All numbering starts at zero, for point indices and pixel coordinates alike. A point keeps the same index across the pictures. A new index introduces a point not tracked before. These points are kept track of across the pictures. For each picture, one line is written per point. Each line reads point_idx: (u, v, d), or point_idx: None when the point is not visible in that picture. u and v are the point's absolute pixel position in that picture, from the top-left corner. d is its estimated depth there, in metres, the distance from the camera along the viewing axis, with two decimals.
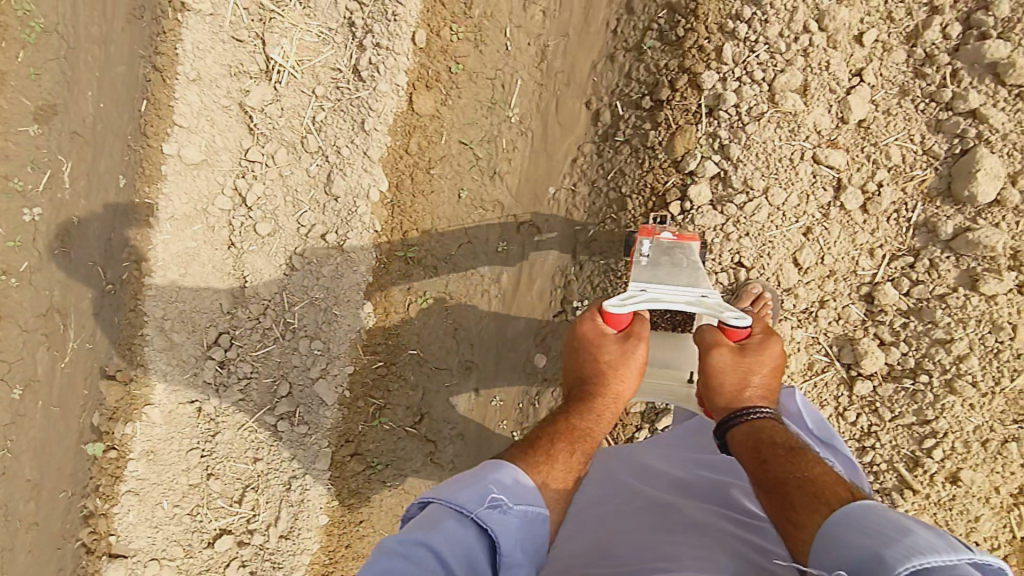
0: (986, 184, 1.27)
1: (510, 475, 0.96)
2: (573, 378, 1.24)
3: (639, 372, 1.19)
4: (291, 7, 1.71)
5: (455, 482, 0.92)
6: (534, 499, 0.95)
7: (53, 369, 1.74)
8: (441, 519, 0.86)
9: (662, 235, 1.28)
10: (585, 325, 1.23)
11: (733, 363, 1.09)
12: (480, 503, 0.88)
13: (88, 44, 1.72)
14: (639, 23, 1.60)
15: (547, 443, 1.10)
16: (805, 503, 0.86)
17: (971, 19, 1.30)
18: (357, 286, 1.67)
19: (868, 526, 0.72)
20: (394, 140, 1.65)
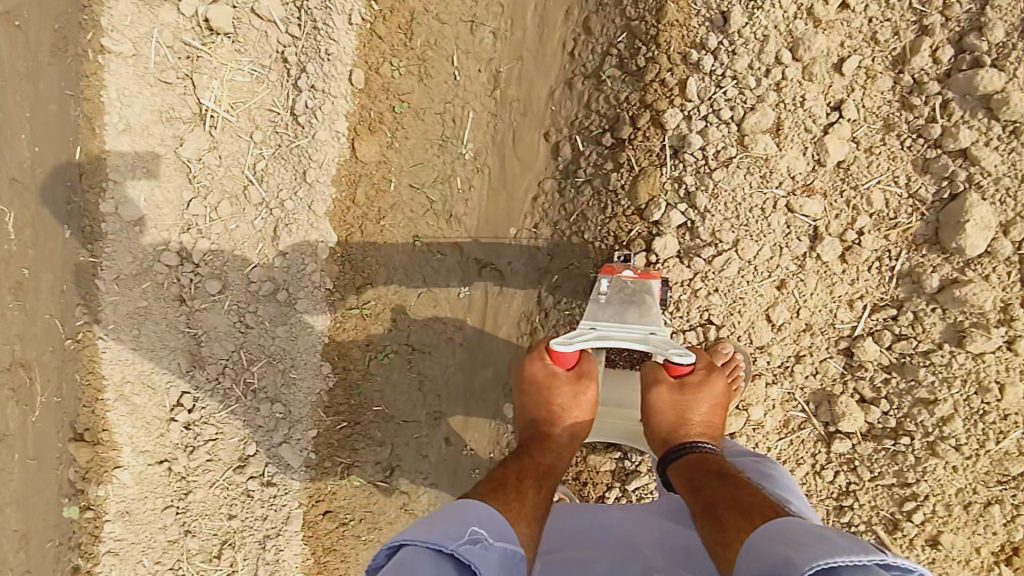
0: (974, 236, 1.18)
1: (479, 514, 0.86)
2: (525, 421, 1.14)
3: (590, 411, 1.14)
4: (217, 43, 1.61)
5: (424, 524, 0.80)
6: (511, 534, 0.87)
7: (25, 425, 1.66)
8: (417, 562, 0.73)
9: (623, 274, 1.16)
10: (533, 367, 1.13)
11: (668, 400, 1.07)
12: (459, 538, 0.78)
13: (17, 81, 1.57)
14: (598, 47, 1.44)
15: (516, 482, 0.99)
16: (732, 521, 0.84)
17: (963, 42, 1.19)
18: (313, 347, 1.60)
19: (785, 537, 0.73)
20: (339, 192, 1.55)
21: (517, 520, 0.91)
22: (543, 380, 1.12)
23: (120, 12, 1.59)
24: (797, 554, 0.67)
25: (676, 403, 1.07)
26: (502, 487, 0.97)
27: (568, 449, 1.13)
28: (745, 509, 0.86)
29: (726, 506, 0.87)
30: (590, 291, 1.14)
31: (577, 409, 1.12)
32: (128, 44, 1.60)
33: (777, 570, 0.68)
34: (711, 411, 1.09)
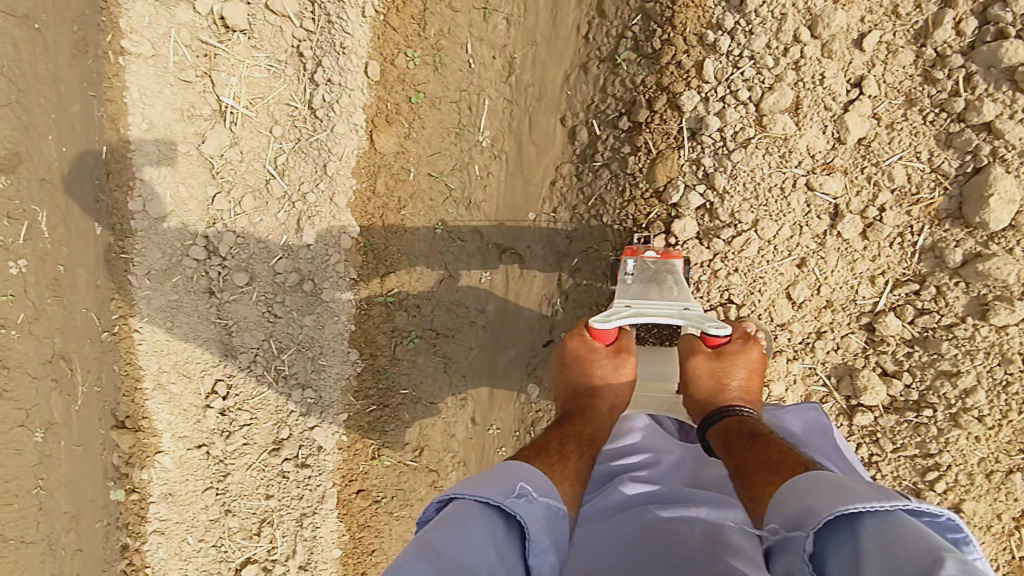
0: (999, 210, 1.17)
1: (524, 471, 0.91)
2: (567, 395, 1.18)
3: (629, 387, 1.17)
4: (234, 41, 1.63)
5: (475, 480, 0.85)
6: (554, 491, 0.91)
7: (69, 412, 1.73)
8: (467, 513, 0.78)
9: (645, 254, 1.20)
10: (573, 343, 1.19)
11: (708, 367, 1.11)
12: (507, 493, 0.82)
13: (38, 85, 1.59)
14: (612, 29, 1.43)
15: (558, 445, 1.02)
16: (762, 478, 0.85)
17: (988, 13, 1.17)
18: (340, 336, 1.65)
19: (809, 488, 0.75)
20: (359, 183, 1.58)
21: (559, 480, 0.94)
22: (583, 355, 1.17)
23: (138, 13, 1.61)
24: (818, 503, 0.69)
25: (712, 369, 1.11)
26: (544, 451, 1.00)
27: (609, 421, 1.14)
28: (774, 462, 0.87)
29: (755, 467, 0.88)
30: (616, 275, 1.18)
31: (616, 382, 1.15)
32: (147, 45, 1.62)
33: (801, 520, 0.70)
34: (748, 376, 1.12)
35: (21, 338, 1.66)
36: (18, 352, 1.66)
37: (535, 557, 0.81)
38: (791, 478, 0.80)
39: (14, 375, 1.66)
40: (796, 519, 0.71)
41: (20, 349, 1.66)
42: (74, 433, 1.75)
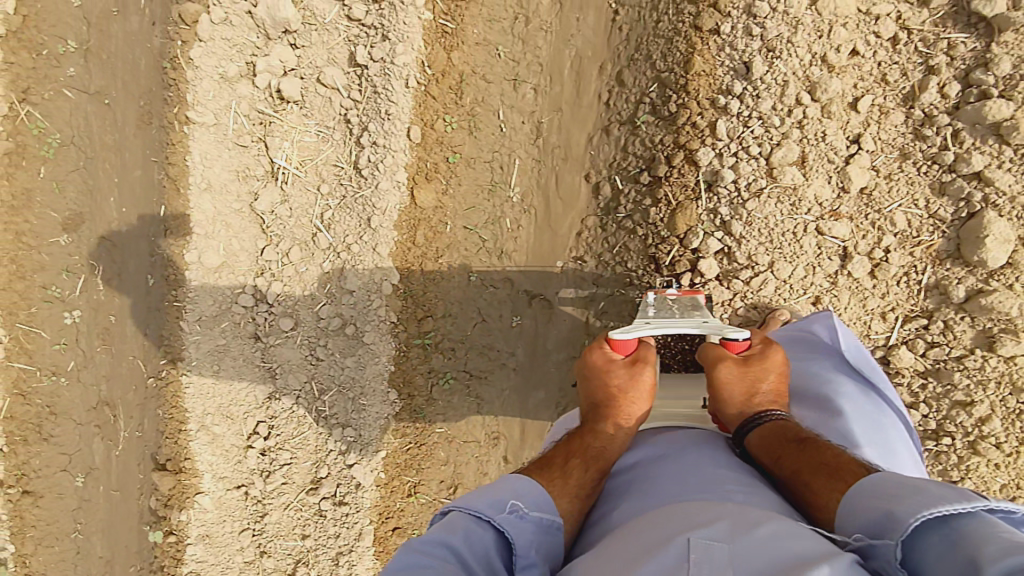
0: (995, 249, 1.25)
1: (522, 485, 0.99)
2: (587, 406, 1.22)
3: (649, 394, 1.18)
4: (288, 110, 1.79)
5: (473, 494, 0.96)
6: (550, 505, 0.98)
7: (109, 457, 1.89)
8: (461, 522, 0.90)
9: (668, 292, 1.26)
10: (594, 355, 1.22)
11: (737, 373, 1.15)
12: (497, 509, 0.92)
13: (104, 153, 1.84)
14: (631, 96, 1.59)
15: (562, 462, 1.07)
16: (824, 485, 0.93)
17: (969, 77, 1.30)
18: (380, 376, 1.74)
19: (883, 491, 0.82)
20: (401, 234, 1.70)
21: (557, 497, 1.01)
22: (601, 366, 1.20)
23: (203, 88, 1.81)
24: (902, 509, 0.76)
25: (741, 374, 1.15)
26: (548, 465, 1.08)
27: (626, 432, 1.14)
28: (832, 470, 0.94)
29: (812, 473, 0.96)
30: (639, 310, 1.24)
31: (635, 389, 1.16)
32: (210, 115, 1.81)
33: (882, 523, 0.78)
34: (777, 378, 1.16)
35: (70, 385, 1.87)
36: (64, 400, 1.87)
37: (522, 568, 0.89)
38: (857, 482, 0.88)
39: (61, 421, 1.87)
40: (876, 522, 0.79)
41: (67, 396, 1.87)
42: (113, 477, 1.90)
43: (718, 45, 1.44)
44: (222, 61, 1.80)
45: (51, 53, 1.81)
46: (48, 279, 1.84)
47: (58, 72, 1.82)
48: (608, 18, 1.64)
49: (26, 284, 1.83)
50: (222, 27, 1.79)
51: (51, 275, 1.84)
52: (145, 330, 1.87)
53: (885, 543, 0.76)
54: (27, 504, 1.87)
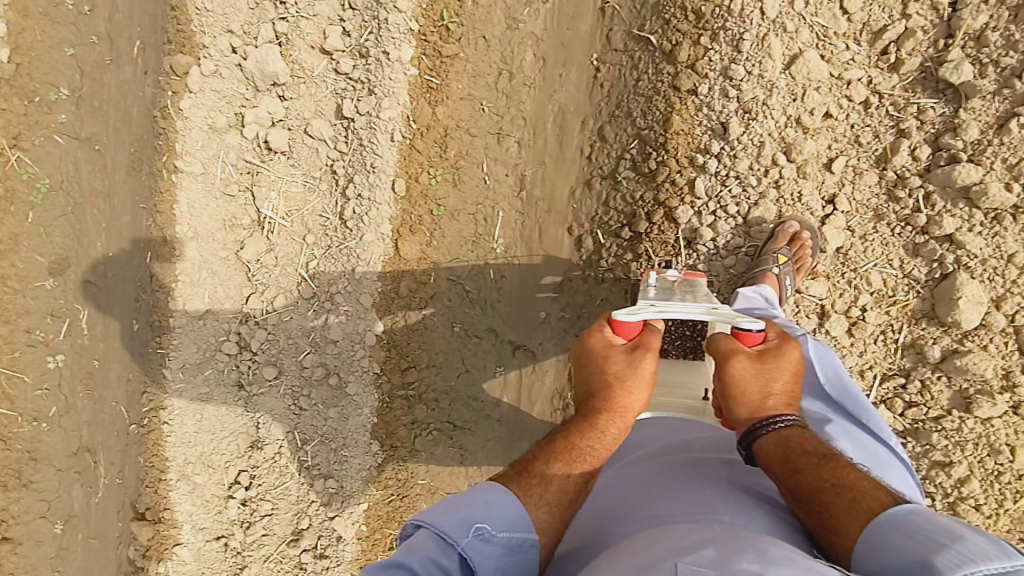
0: (969, 310, 1.27)
1: (497, 499, 0.95)
2: (581, 391, 1.12)
3: (651, 384, 1.07)
4: (276, 161, 1.81)
5: (445, 505, 0.94)
6: (523, 523, 0.93)
7: (88, 504, 1.82)
8: (425, 547, 0.89)
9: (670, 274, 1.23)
10: (590, 339, 1.09)
11: (752, 371, 1.03)
12: (462, 533, 0.89)
13: (93, 198, 1.79)
14: (613, 151, 1.62)
15: (542, 466, 1.01)
16: (848, 513, 0.86)
17: (939, 141, 1.33)
18: (364, 427, 1.72)
19: (914, 531, 0.77)
20: (385, 285, 1.70)
21: (536, 508, 0.96)
22: (598, 350, 1.08)
23: (192, 138, 1.82)
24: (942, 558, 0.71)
25: (756, 372, 1.04)
26: (528, 471, 1.01)
27: (619, 427, 1.06)
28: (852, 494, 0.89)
29: (833, 494, 0.90)
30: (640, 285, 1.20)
31: (635, 381, 1.05)
32: (199, 164, 1.83)
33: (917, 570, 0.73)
34: (792, 378, 1.06)
35: (50, 430, 1.78)
36: (45, 445, 1.78)
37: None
38: (882, 517, 0.83)
39: (40, 468, 1.78)
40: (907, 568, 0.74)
41: (48, 442, 1.78)
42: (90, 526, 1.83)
43: (696, 105, 1.47)
44: (212, 112, 1.82)
45: (42, 100, 1.73)
46: (31, 324, 1.75)
47: (49, 118, 1.74)
48: (590, 74, 1.68)
49: (7, 328, 1.73)
50: (211, 79, 1.81)
51: (33, 319, 1.75)
52: (130, 374, 1.87)
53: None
54: (4, 552, 1.75)
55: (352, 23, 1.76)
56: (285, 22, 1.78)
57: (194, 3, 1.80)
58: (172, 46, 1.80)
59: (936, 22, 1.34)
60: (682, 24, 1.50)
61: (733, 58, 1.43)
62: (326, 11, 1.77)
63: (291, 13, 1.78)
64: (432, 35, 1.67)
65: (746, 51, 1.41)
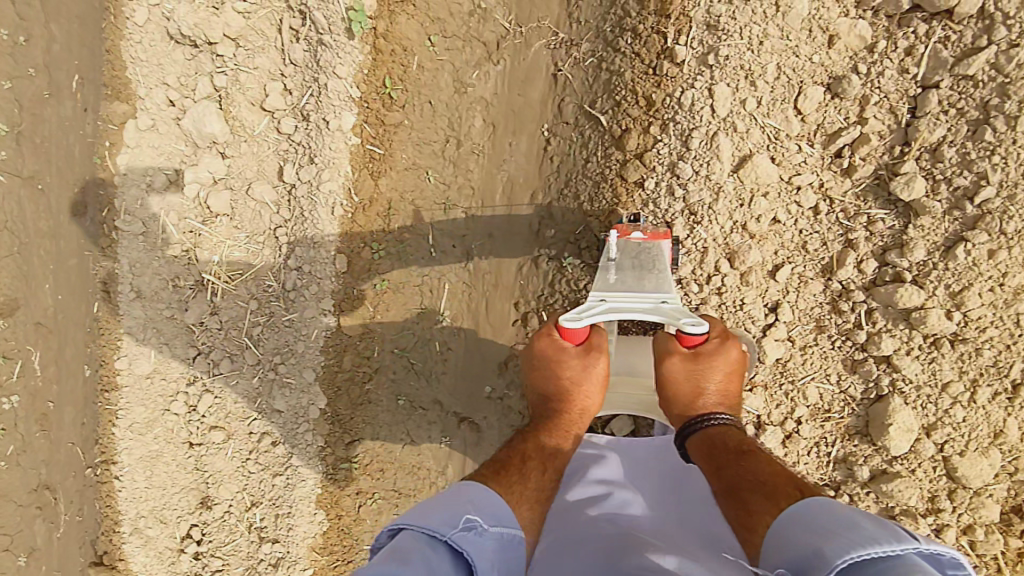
0: (898, 437, 1.27)
1: (478, 497, 0.94)
2: (539, 396, 1.20)
3: (603, 381, 1.16)
4: (217, 223, 1.74)
5: (426, 508, 0.87)
6: (506, 519, 0.94)
7: (51, 538, 1.75)
8: (417, 544, 0.80)
9: (633, 237, 1.18)
10: (542, 343, 1.16)
11: (684, 371, 1.11)
12: (455, 525, 0.84)
13: (39, 240, 1.66)
14: (559, 232, 1.56)
15: (519, 462, 1.07)
16: (760, 505, 0.90)
17: (885, 257, 1.29)
18: (309, 496, 1.74)
19: (813, 523, 0.78)
20: (327, 359, 1.69)
21: (518, 504, 0.99)
22: (551, 356, 1.15)
23: (131, 196, 1.75)
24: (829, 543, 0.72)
25: (688, 372, 1.11)
26: (506, 472, 1.05)
27: (579, 425, 1.18)
28: (770, 489, 0.92)
29: (750, 489, 0.94)
30: (601, 258, 1.15)
31: (589, 382, 1.15)
32: (139, 224, 1.75)
33: (809, 559, 0.73)
34: (727, 378, 1.13)
35: (7, 469, 1.67)
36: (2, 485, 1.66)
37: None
38: (792, 511, 0.84)
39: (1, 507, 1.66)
40: (805, 558, 0.74)
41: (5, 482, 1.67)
42: (54, 562, 1.76)
43: (641, 200, 1.42)
44: (150, 169, 1.74)
45: None
46: None
47: None
48: (540, 145, 1.59)
49: None
50: (148, 134, 1.73)
51: None
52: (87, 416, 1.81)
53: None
54: None
55: (292, 81, 1.67)
56: (223, 76, 1.68)
57: (127, 49, 1.71)
58: (108, 92, 1.73)
59: (894, 127, 1.27)
60: (632, 109, 1.41)
61: (681, 154, 1.37)
62: (266, 65, 1.67)
63: (229, 66, 1.68)
64: (374, 103, 1.58)
65: (694, 148, 1.35)
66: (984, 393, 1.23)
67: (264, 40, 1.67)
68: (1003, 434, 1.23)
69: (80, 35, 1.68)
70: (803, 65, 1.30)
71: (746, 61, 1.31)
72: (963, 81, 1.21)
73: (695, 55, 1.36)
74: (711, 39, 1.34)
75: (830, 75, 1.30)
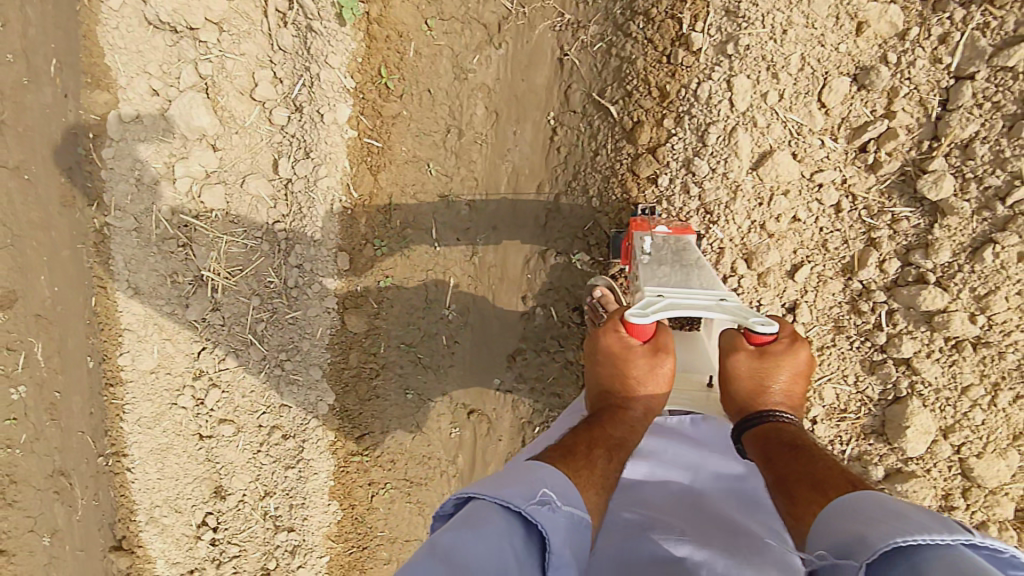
0: (914, 439, 1.27)
1: (552, 474, 0.86)
2: (599, 392, 1.08)
3: (669, 383, 1.05)
4: (213, 218, 1.68)
5: (499, 480, 0.82)
6: (578, 499, 0.85)
7: (71, 519, 1.82)
8: (487, 514, 0.75)
9: (657, 231, 1.16)
10: (608, 339, 1.05)
11: (751, 367, 0.98)
12: (528, 498, 0.78)
13: (32, 231, 1.67)
14: (568, 225, 1.51)
15: (586, 450, 0.95)
16: (806, 495, 0.83)
17: (909, 257, 1.25)
18: (322, 487, 1.75)
19: (861, 512, 0.72)
20: (334, 356, 1.67)
21: (585, 489, 0.88)
22: (618, 352, 1.04)
23: (121, 191, 1.67)
24: (873, 531, 0.66)
25: (755, 370, 0.99)
26: (572, 452, 0.94)
27: (641, 423, 1.05)
28: (820, 479, 0.85)
29: (797, 480, 0.86)
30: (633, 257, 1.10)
31: (655, 382, 1.04)
32: (131, 219, 1.69)
33: (849, 547, 0.67)
34: (793, 379, 1.01)
35: (25, 455, 1.79)
36: (22, 469, 1.79)
37: (555, 570, 0.76)
38: (841, 499, 0.77)
39: (22, 488, 1.79)
40: (844, 545, 0.68)
41: (25, 465, 1.79)
42: (76, 541, 1.84)
43: (654, 197, 1.38)
44: (138, 162, 1.65)
45: None
46: None
47: None
48: (546, 135, 1.51)
49: None
50: (132, 125, 1.64)
51: None
52: (93, 408, 1.80)
53: (849, 565, 0.66)
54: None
55: (282, 69, 1.60)
56: (207, 63, 1.60)
57: (103, 35, 1.59)
58: (87, 80, 1.61)
59: (923, 121, 1.22)
60: (645, 100, 1.36)
61: (696, 150, 1.33)
62: (253, 50, 1.60)
63: (214, 53, 1.60)
64: (371, 93, 1.53)
65: (710, 144, 1.31)
66: (1005, 397, 1.21)
67: (249, 23, 1.59)
68: (1021, 437, 1.22)
69: (54, 17, 1.60)
70: (829, 54, 1.25)
71: (767, 52, 1.27)
72: (1001, 73, 1.15)
73: (712, 43, 1.31)
74: (731, 26, 1.29)
75: (858, 65, 1.24)
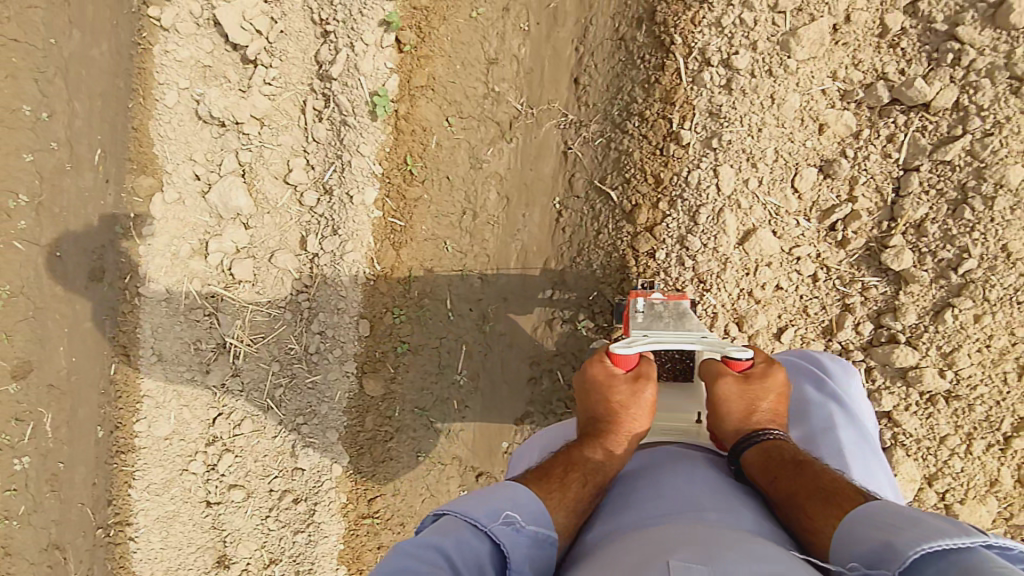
0: (903, 487, 1.39)
1: (524, 494, 0.95)
2: (586, 421, 1.14)
3: (650, 412, 1.10)
4: (241, 289, 1.80)
5: (471, 499, 0.93)
6: (546, 519, 0.93)
7: None
8: (454, 528, 0.87)
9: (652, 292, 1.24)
10: (594, 368, 1.14)
11: (738, 391, 1.07)
12: (492, 518, 0.88)
13: (55, 303, 1.78)
14: (572, 295, 1.66)
15: (561, 473, 1.02)
16: (821, 510, 0.89)
17: (880, 320, 1.41)
18: (330, 553, 1.76)
19: (880, 522, 0.79)
20: (350, 419, 1.75)
21: (554, 511, 0.95)
22: (602, 380, 1.13)
23: (153, 264, 1.79)
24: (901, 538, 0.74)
25: (741, 392, 1.07)
26: (547, 475, 1.02)
27: (626, 449, 1.08)
28: (828, 489, 0.92)
29: (807, 496, 0.92)
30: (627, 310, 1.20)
31: (636, 409, 1.08)
32: (160, 290, 1.79)
33: (879, 554, 0.74)
34: (777, 400, 1.10)
35: (21, 527, 1.78)
36: (18, 541, 1.78)
37: None
38: (858, 512, 0.84)
39: (15, 561, 1.77)
40: (873, 553, 0.75)
41: (19, 539, 1.77)
42: None
43: (654, 268, 1.54)
44: (175, 239, 1.80)
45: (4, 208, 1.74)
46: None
47: (9, 225, 1.75)
48: (552, 218, 1.70)
49: None
50: (174, 206, 1.80)
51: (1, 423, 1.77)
52: (97, 478, 1.81)
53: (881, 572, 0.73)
54: None
55: (315, 157, 1.79)
56: (247, 152, 1.80)
57: (154, 128, 1.79)
58: (132, 167, 1.79)
59: (881, 205, 1.42)
60: (642, 186, 1.55)
61: (689, 228, 1.51)
62: (290, 142, 1.80)
63: (254, 144, 1.80)
64: (395, 178, 1.72)
65: (702, 223, 1.50)
66: (978, 445, 1.35)
67: (287, 119, 1.80)
68: (997, 482, 1.35)
69: (101, 114, 1.79)
70: (798, 149, 1.46)
71: (747, 146, 1.48)
72: (942, 165, 1.37)
73: (699, 138, 1.52)
74: (714, 125, 1.51)
75: (822, 159, 1.46)
